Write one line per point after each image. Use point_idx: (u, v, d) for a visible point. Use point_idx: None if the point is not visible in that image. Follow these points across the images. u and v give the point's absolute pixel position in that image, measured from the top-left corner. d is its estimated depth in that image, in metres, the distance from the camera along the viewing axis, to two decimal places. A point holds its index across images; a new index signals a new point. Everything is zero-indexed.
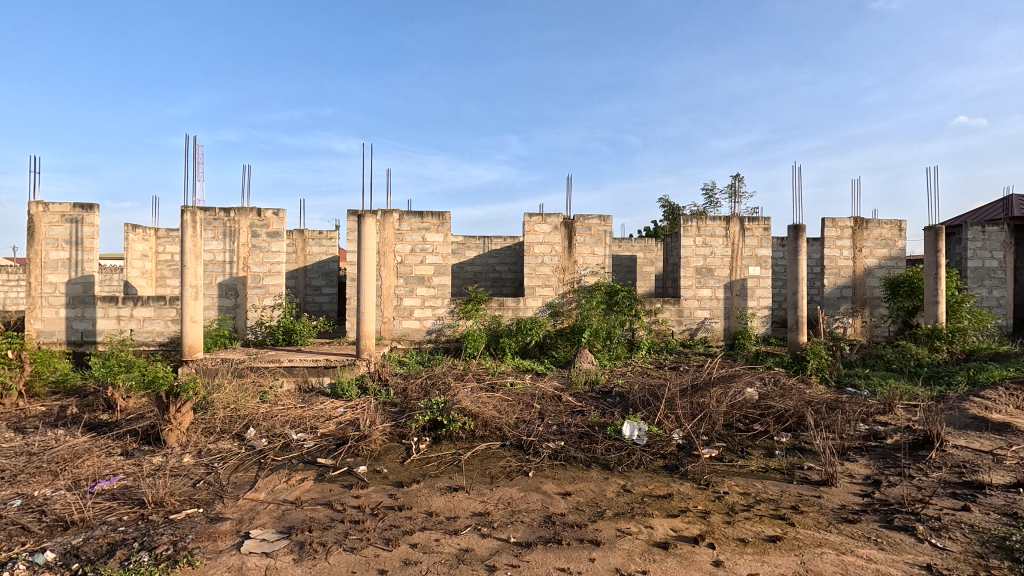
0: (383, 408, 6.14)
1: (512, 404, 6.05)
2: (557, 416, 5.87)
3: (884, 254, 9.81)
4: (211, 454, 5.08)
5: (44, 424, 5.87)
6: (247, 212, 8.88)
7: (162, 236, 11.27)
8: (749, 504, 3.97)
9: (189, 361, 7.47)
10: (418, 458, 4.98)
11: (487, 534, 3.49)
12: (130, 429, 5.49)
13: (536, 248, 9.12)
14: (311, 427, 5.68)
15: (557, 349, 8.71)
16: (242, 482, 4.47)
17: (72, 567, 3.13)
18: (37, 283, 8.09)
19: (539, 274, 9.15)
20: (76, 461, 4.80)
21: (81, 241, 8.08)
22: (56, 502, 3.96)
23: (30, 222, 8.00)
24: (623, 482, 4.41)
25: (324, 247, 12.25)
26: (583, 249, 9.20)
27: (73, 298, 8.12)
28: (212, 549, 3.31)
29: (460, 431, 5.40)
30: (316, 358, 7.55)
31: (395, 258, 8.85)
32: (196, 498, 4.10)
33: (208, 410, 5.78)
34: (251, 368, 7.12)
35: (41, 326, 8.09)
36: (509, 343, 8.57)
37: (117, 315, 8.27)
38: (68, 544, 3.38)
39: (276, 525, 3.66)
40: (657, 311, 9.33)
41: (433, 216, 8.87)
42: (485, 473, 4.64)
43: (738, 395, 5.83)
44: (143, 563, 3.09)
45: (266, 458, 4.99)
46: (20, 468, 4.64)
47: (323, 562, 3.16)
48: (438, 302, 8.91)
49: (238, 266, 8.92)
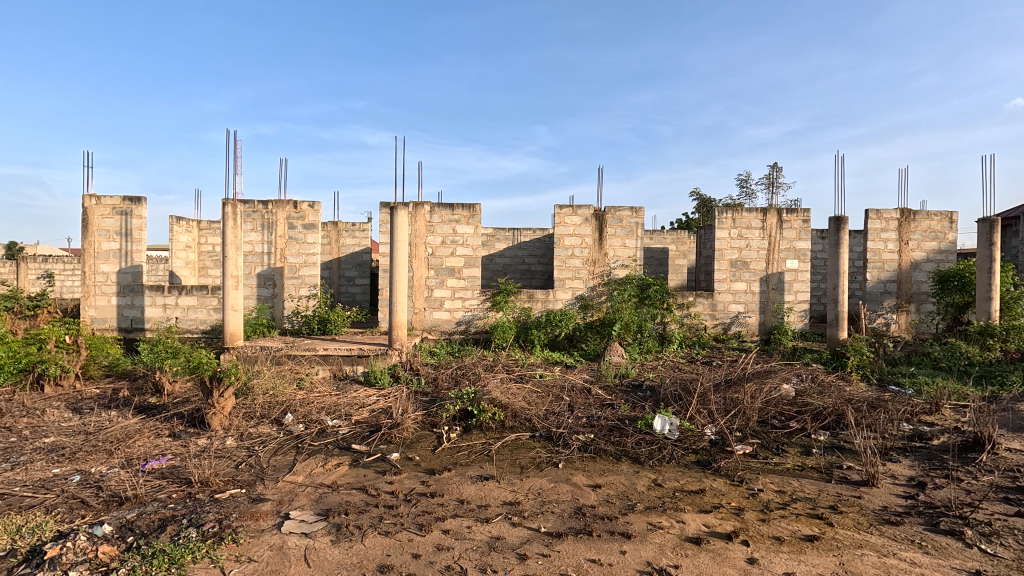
0: (415, 397, 6.28)
1: (541, 396, 6.10)
2: (586, 408, 5.87)
3: (932, 246, 9.38)
4: (253, 438, 5.28)
5: (99, 405, 6.23)
6: (284, 204, 9.16)
7: (204, 228, 11.74)
8: (785, 502, 3.88)
9: (230, 348, 7.71)
10: (450, 446, 5.07)
11: (518, 524, 3.52)
12: (178, 412, 5.76)
13: (566, 239, 9.08)
14: (346, 414, 5.84)
15: (586, 342, 8.65)
16: (281, 466, 4.64)
17: (128, 539, 3.31)
18: (91, 273, 8.54)
19: (569, 265, 9.10)
20: (129, 441, 5.07)
21: (131, 233, 8.46)
22: (111, 479, 4.21)
23: (84, 215, 8.45)
24: (654, 476, 4.38)
25: (358, 239, 12.52)
26: (614, 241, 9.11)
27: (124, 287, 8.54)
28: (255, 528, 3.45)
29: (490, 421, 5.45)
30: (350, 347, 7.73)
31: (427, 250, 8.96)
32: (239, 479, 4.29)
33: (248, 396, 6.05)
34: (289, 356, 7.35)
35: (95, 313, 8.55)
36: (538, 335, 8.57)
37: (164, 304, 8.63)
38: (124, 518, 3.58)
39: (314, 506, 3.80)
40: (690, 304, 9.17)
41: (464, 207, 8.93)
42: (515, 463, 4.68)
43: (774, 392, 5.72)
44: (192, 538, 3.25)
45: (303, 443, 5.15)
46: (77, 446, 4.93)
47: (360, 544, 3.26)
48: (468, 293, 8.98)
49: (276, 257, 9.22)
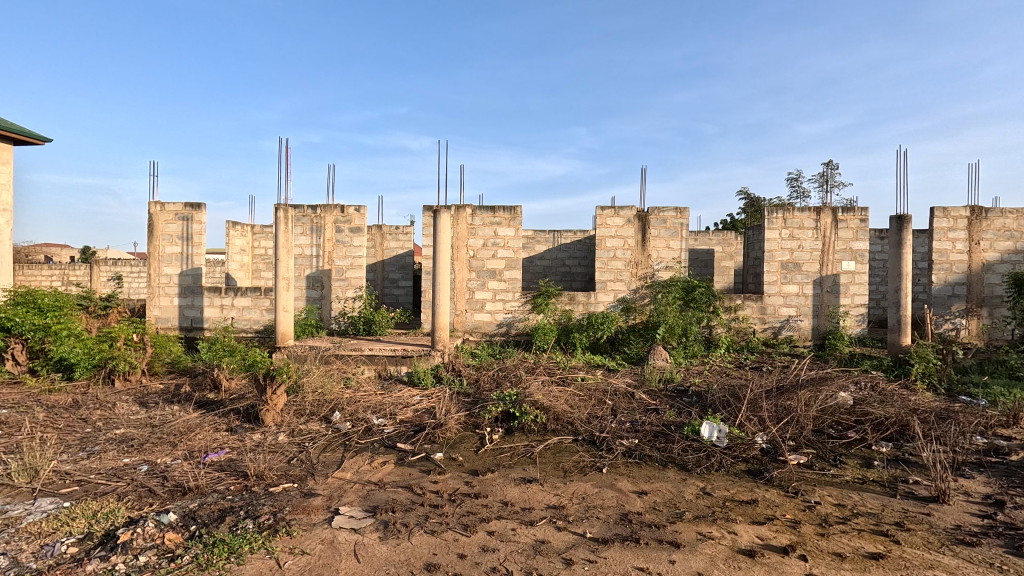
0: (457, 398, 6.34)
1: (584, 399, 6.04)
2: (630, 413, 5.76)
3: (1007, 246, 8.70)
4: (303, 434, 5.46)
5: (163, 399, 6.60)
6: (332, 209, 9.47)
7: (258, 233, 12.29)
8: (845, 517, 3.68)
9: (281, 347, 8.02)
10: (492, 448, 5.09)
11: (563, 528, 3.48)
12: (234, 408, 6.04)
13: (608, 241, 8.97)
14: (391, 413, 5.97)
15: (629, 345, 8.50)
16: (330, 462, 4.78)
17: (191, 528, 3.48)
18: (156, 275, 9.08)
19: (611, 268, 8.99)
20: (190, 434, 5.35)
21: (191, 237, 8.95)
22: (175, 469, 4.45)
23: (150, 221, 9.01)
24: (702, 484, 4.24)
25: (401, 242, 12.80)
26: (658, 243, 8.93)
27: (185, 289, 9.04)
28: (307, 522, 3.57)
29: (532, 424, 5.43)
30: (394, 348, 7.88)
31: (468, 252, 9.05)
32: (291, 474, 4.45)
33: (299, 394, 6.27)
34: (337, 355, 7.58)
35: (159, 313, 9.08)
36: (580, 338, 8.48)
37: (221, 305, 9.06)
38: (187, 507, 3.77)
39: (362, 503, 3.89)
40: (737, 308, 8.87)
41: (506, 210, 8.97)
42: (558, 466, 4.64)
43: (830, 399, 5.44)
44: (249, 529, 3.39)
45: (350, 441, 5.29)
46: (145, 438, 5.24)
47: (407, 542, 3.31)
48: (509, 295, 9.00)
49: (324, 260, 9.53)
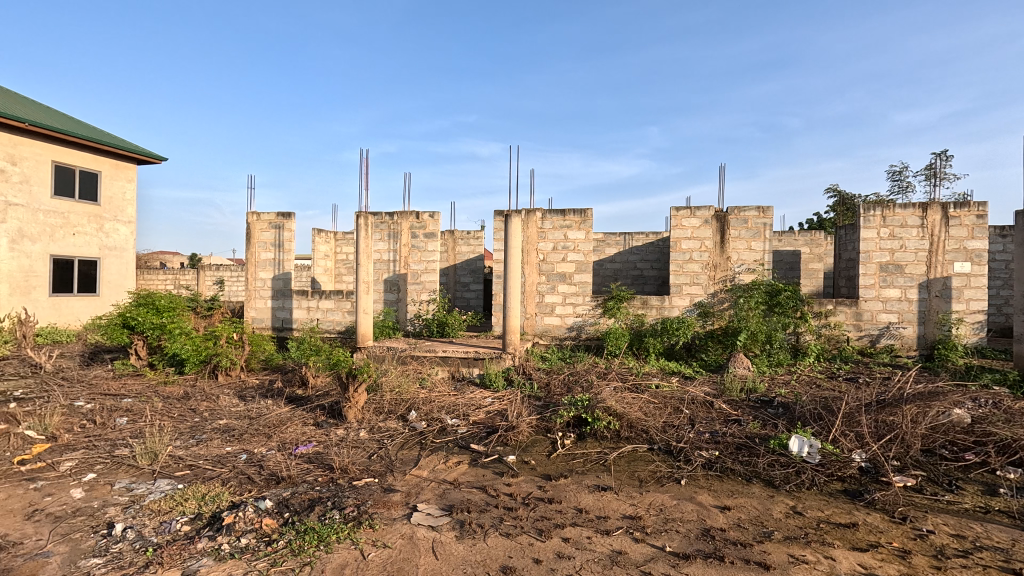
0: (528, 401, 6.35)
1: (659, 407, 5.83)
2: (708, 423, 5.49)
3: None
4: (382, 431, 5.70)
5: (259, 394, 7.16)
6: (408, 215, 9.85)
7: (340, 239, 13.05)
8: (965, 550, 3.27)
9: (361, 347, 8.44)
10: (565, 453, 5.04)
11: (641, 540, 3.37)
12: (320, 404, 6.42)
13: (684, 243, 8.64)
14: (464, 414, 6.09)
15: (707, 352, 8.10)
16: (408, 459, 4.95)
17: (285, 514, 3.74)
18: (253, 279, 9.90)
19: (686, 271, 8.64)
20: (282, 427, 5.76)
21: (282, 244, 9.67)
22: (270, 459, 4.81)
23: (248, 230, 9.84)
24: (792, 503, 3.95)
25: (472, 246, 13.08)
26: (738, 244, 8.47)
27: (277, 292, 9.77)
28: (388, 516, 3.71)
29: (605, 430, 5.32)
30: (466, 350, 8.03)
31: (538, 256, 9.06)
32: (372, 469, 4.66)
33: (378, 392, 6.56)
34: (412, 356, 7.86)
35: (255, 314, 9.88)
36: (653, 343, 8.22)
37: (308, 307, 9.69)
38: (281, 495, 4.06)
39: (438, 501, 3.99)
40: (828, 313, 8.21)
41: (576, 213, 8.90)
42: (634, 475, 4.51)
43: (942, 417, 4.88)
44: (336, 520, 3.58)
45: (426, 440, 5.46)
46: (244, 429, 5.70)
47: (482, 543, 3.35)
48: (580, 299, 8.90)
49: (401, 264, 9.93)
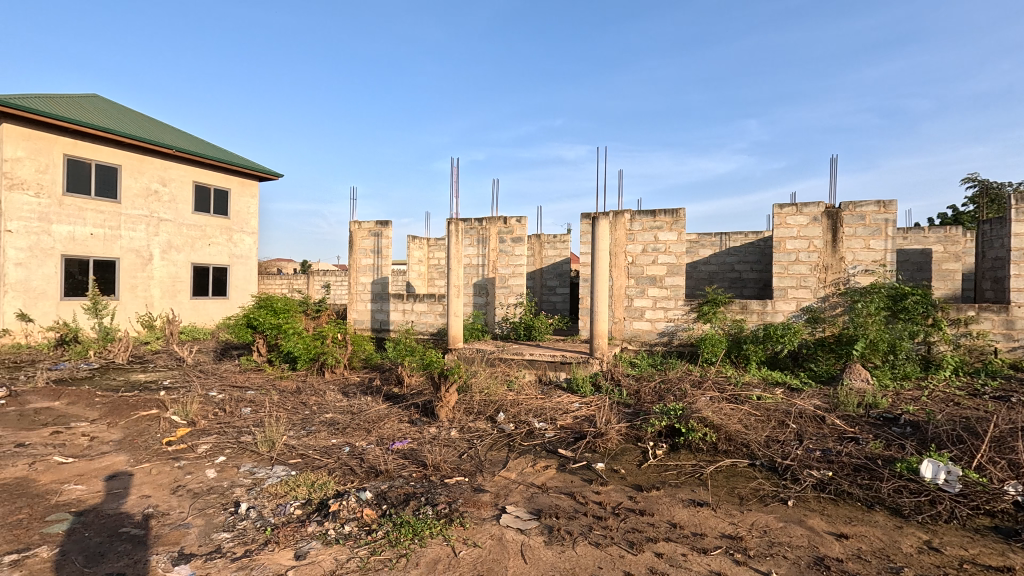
0: (617, 408, 6.19)
1: (761, 420, 5.41)
2: (820, 440, 4.99)
3: None
4: (472, 431, 5.86)
5: (360, 390, 7.68)
6: (496, 220, 10.05)
7: (432, 245, 13.66)
8: None
9: (452, 349, 8.74)
10: (656, 464, 4.84)
11: (742, 563, 3.14)
12: (415, 402, 6.74)
13: (789, 243, 7.97)
14: (551, 418, 6.07)
15: (817, 362, 7.35)
16: (496, 460, 5.03)
17: (383, 506, 3.96)
18: (355, 283, 10.65)
19: (792, 273, 7.96)
20: (381, 423, 6.11)
21: (381, 250, 10.30)
22: (370, 453, 5.13)
23: (351, 237, 10.61)
24: (926, 537, 3.46)
25: (559, 250, 13.07)
26: (854, 243, 7.66)
27: (376, 295, 10.43)
28: (478, 516, 3.79)
29: (701, 442, 5.03)
30: (553, 353, 8.00)
31: (627, 258, 8.83)
32: (463, 468, 4.79)
33: (468, 393, 6.75)
34: (501, 359, 8.00)
35: (357, 315, 10.62)
36: (754, 351, 7.65)
37: (403, 309, 10.22)
38: (380, 488, 4.30)
39: (527, 504, 4.00)
40: (968, 320, 7.17)
41: (667, 214, 8.55)
42: (734, 492, 4.21)
43: None
44: (429, 515, 3.73)
45: (514, 442, 5.51)
46: (347, 423, 6.14)
47: (571, 550, 3.30)
48: (671, 303, 8.53)
49: (489, 268, 10.16)
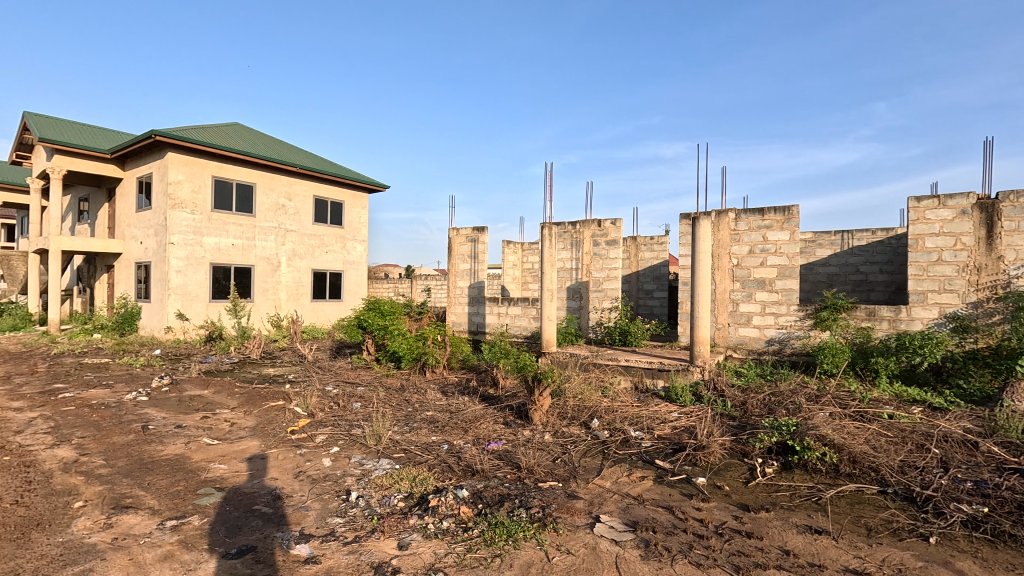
0: (721, 420, 5.82)
1: (893, 442, 4.79)
2: (971, 469, 4.29)
3: None
4: (566, 436, 5.83)
5: (458, 390, 7.99)
6: (589, 223, 9.94)
7: (527, 249, 13.85)
8: None
9: (546, 353, 8.78)
10: (766, 483, 4.47)
11: None
12: (509, 404, 6.87)
13: (928, 241, 6.99)
14: (648, 427, 5.86)
15: (967, 378, 6.23)
16: (590, 468, 4.96)
17: (478, 505, 4.07)
18: (453, 287, 11.11)
19: (933, 275, 6.95)
20: (477, 423, 6.31)
21: (477, 255, 10.65)
22: (467, 452, 5.30)
23: (450, 243, 11.09)
24: None
25: (656, 252, 12.62)
26: (1016, 239, 6.53)
27: (472, 298, 10.79)
28: (571, 523, 3.76)
29: (819, 463, 4.56)
30: (650, 360, 7.71)
31: (731, 260, 8.28)
32: (556, 473, 4.78)
33: (562, 397, 6.73)
34: (595, 364, 7.89)
35: (455, 318, 11.07)
36: (885, 364, 6.77)
37: (498, 313, 10.47)
38: (476, 487, 4.44)
39: (622, 515, 3.90)
40: None
41: (777, 211, 7.90)
42: (859, 521, 3.76)
43: None
44: (523, 518, 3.77)
45: (609, 449, 5.40)
46: (446, 421, 6.41)
47: (670, 568, 3.16)
48: (783, 308, 7.84)
49: (583, 272, 10.07)
